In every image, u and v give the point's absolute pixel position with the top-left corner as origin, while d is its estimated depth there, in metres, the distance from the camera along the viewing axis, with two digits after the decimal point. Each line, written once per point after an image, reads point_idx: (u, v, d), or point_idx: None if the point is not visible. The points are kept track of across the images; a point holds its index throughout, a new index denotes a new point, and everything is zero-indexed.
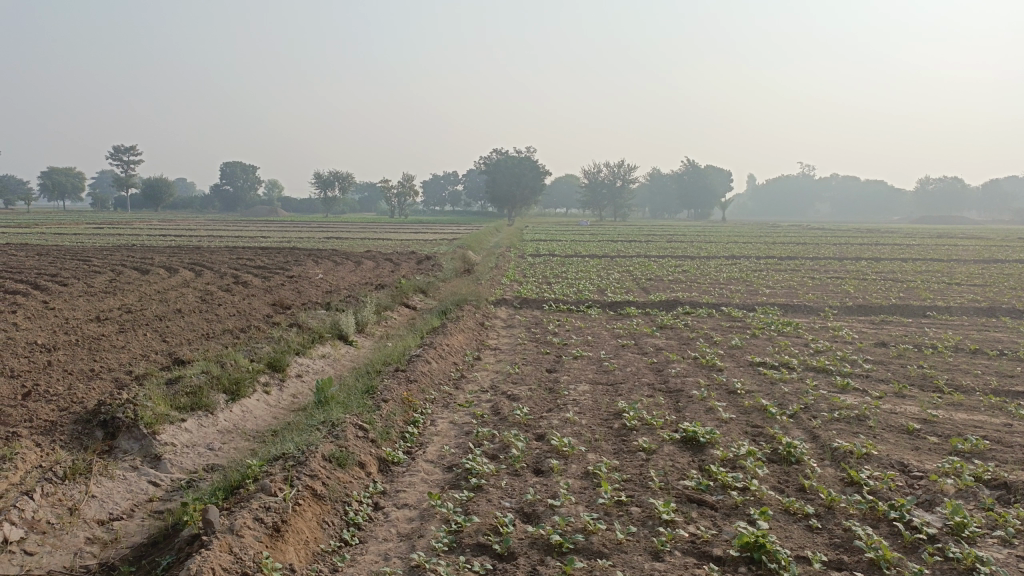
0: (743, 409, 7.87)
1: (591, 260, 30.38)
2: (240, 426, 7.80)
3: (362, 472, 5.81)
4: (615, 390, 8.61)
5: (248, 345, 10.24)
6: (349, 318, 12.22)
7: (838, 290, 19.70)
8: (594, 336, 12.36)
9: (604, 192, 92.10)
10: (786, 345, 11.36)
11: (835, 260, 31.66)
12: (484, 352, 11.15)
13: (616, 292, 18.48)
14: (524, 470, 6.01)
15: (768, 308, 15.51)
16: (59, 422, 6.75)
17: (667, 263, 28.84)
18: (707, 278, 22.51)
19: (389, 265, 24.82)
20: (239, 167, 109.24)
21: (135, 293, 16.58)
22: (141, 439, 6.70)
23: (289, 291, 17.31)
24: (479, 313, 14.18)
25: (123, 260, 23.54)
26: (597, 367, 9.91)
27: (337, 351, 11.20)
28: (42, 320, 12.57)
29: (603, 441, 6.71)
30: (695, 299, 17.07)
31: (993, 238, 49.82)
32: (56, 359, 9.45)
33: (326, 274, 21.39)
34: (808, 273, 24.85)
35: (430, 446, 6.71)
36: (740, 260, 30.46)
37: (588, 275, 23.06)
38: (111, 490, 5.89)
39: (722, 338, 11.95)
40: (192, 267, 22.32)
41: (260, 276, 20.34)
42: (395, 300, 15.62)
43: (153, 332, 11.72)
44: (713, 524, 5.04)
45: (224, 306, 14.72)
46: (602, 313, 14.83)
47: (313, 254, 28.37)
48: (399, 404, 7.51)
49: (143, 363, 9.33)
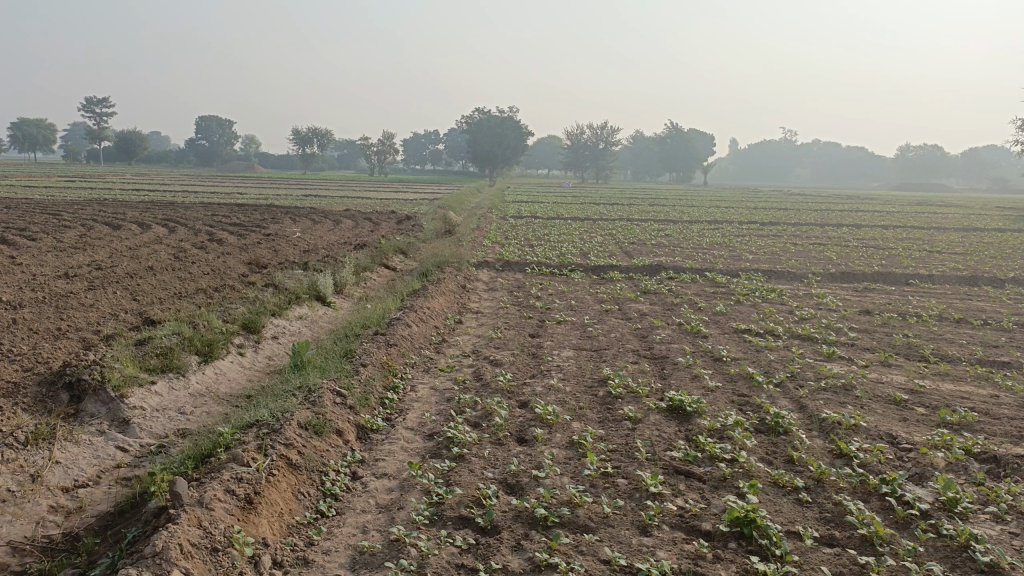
0: (728, 377, 7.75)
1: (574, 223, 30.08)
2: (213, 389, 7.54)
3: (340, 441, 5.60)
4: (600, 357, 8.45)
5: (222, 306, 9.92)
6: (328, 279, 11.92)
7: (821, 257, 19.65)
8: (577, 300, 12.18)
9: (586, 154, 91.42)
10: (771, 312, 11.25)
11: (816, 226, 31.63)
12: (466, 315, 10.92)
13: (599, 256, 18.28)
14: (507, 439, 5.84)
15: (752, 274, 15.40)
16: (22, 384, 6.45)
17: (649, 227, 28.68)
18: (690, 243, 22.36)
19: (369, 225, 24.40)
20: (215, 121, 106.89)
21: (105, 249, 16.10)
22: (109, 403, 6.45)
23: (266, 250, 16.92)
24: (461, 275, 13.93)
25: (95, 214, 22.89)
26: (581, 332, 9.73)
27: (314, 313, 10.92)
28: (7, 276, 12.12)
29: (588, 410, 6.55)
30: (679, 264, 16.93)
31: (970, 207, 50.22)
32: (21, 317, 9.08)
33: (304, 233, 20.95)
34: (790, 239, 24.79)
35: (410, 413, 6.52)
36: (723, 225, 30.34)
37: (570, 238, 22.82)
38: (76, 456, 5.63)
39: (707, 304, 11.82)
40: (166, 223, 21.76)
41: (236, 234, 19.87)
42: (374, 261, 15.30)
43: (123, 290, 11.34)
44: (702, 497, 4.90)
45: (198, 264, 14.33)
46: (585, 277, 14.64)
47: (290, 212, 27.81)
48: (378, 369, 7.28)
49: (113, 322, 9.00)
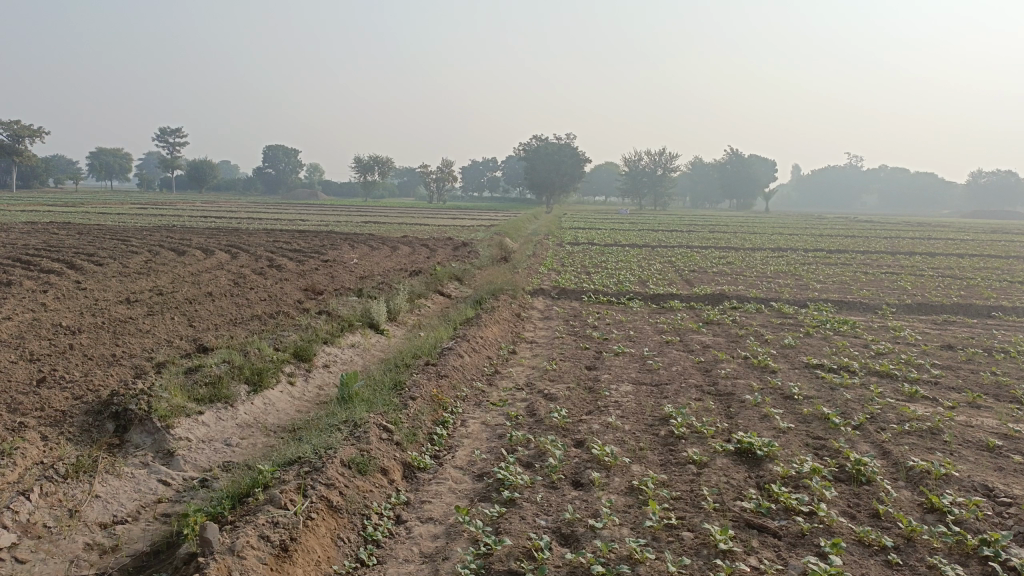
0: (801, 418, 7.20)
1: (632, 250, 29.55)
2: (261, 420, 7.37)
3: (384, 480, 5.31)
4: (661, 393, 7.99)
5: (274, 333, 9.82)
6: (381, 306, 11.76)
7: (894, 287, 18.70)
8: (636, 330, 11.71)
9: (643, 180, 90.62)
10: (843, 346, 10.59)
11: (887, 254, 30.31)
12: (520, 345, 10.59)
13: (659, 285, 17.75)
14: (561, 482, 5.45)
15: (821, 305, 14.67)
16: (69, 413, 6.38)
17: (710, 255, 27.95)
18: (753, 271, 21.62)
19: (425, 251, 24.39)
20: (280, 150, 110.04)
21: (168, 274, 16.36)
22: (154, 434, 6.32)
23: (322, 276, 16.96)
24: (515, 303, 13.63)
25: (161, 241, 23.50)
26: (641, 365, 9.28)
27: (367, 341, 10.75)
28: (70, 301, 12.33)
29: (649, 451, 6.11)
30: (742, 293, 16.29)
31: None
32: (78, 343, 9.13)
33: (361, 259, 21.02)
34: (859, 268, 23.76)
35: (459, 451, 6.18)
36: (787, 253, 29.32)
37: (628, 266, 22.34)
38: (117, 490, 5.47)
39: (774, 337, 11.21)
40: (228, 249, 22.12)
41: (294, 260, 20.06)
42: (429, 288, 15.13)
43: (180, 316, 11.40)
44: (777, 558, 4.42)
45: (255, 290, 14.40)
46: (644, 306, 14.16)
47: (349, 238, 28.07)
48: (428, 402, 6.99)
49: (166, 348, 8.98)
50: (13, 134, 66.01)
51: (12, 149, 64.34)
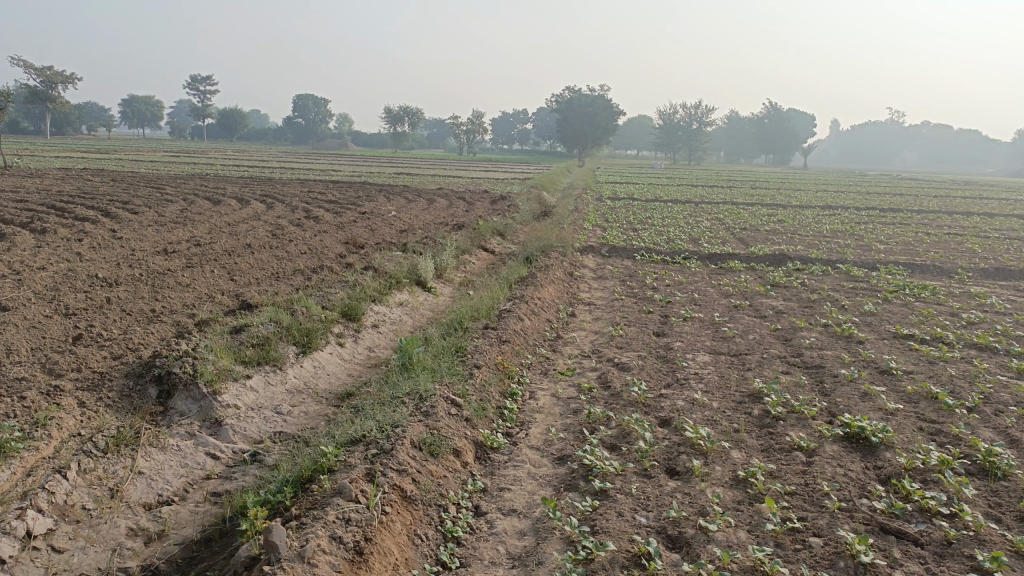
0: (906, 399, 6.50)
1: (674, 206, 28.53)
2: (311, 384, 6.83)
3: (458, 463, 4.71)
4: (743, 365, 7.30)
5: (320, 290, 9.25)
6: (429, 262, 11.13)
7: (963, 249, 17.65)
8: (700, 293, 10.95)
9: (679, 134, 88.21)
10: (930, 316, 9.77)
11: (943, 214, 28.94)
12: (579, 307, 9.93)
13: (712, 243, 16.92)
14: (655, 470, 4.81)
15: (892, 268, 13.76)
16: (109, 376, 5.88)
17: (758, 212, 26.88)
18: (808, 230, 20.61)
19: (463, 205, 23.67)
20: (311, 99, 108.93)
21: (204, 224, 15.85)
22: (200, 401, 5.82)
23: (362, 229, 16.37)
24: (567, 261, 12.91)
25: (197, 189, 23.05)
26: (714, 332, 8.58)
27: (415, 299, 10.17)
28: (107, 250, 11.88)
29: (747, 434, 5.47)
30: (804, 254, 15.39)
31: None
32: (116, 297, 8.64)
33: (399, 212, 20.40)
34: (919, 228, 22.62)
35: (533, 428, 5.58)
36: (838, 211, 28.13)
37: (675, 223, 21.45)
38: (162, 465, 4.97)
39: (851, 303, 10.43)
40: (264, 199, 21.61)
41: (332, 211, 19.49)
42: (474, 243, 14.48)
43: (220, 268, 10.88)
44: (927, 572, 3.77)
45: (295, 243, 13.84)
46: (702, 267, 13.38)
47: (385, 190, 27.45)
48: (494, 372, 6.37)
49: (208, 304, 8.46)
50: (46, 80, 65.89)
51: (47, 96, 64.34)
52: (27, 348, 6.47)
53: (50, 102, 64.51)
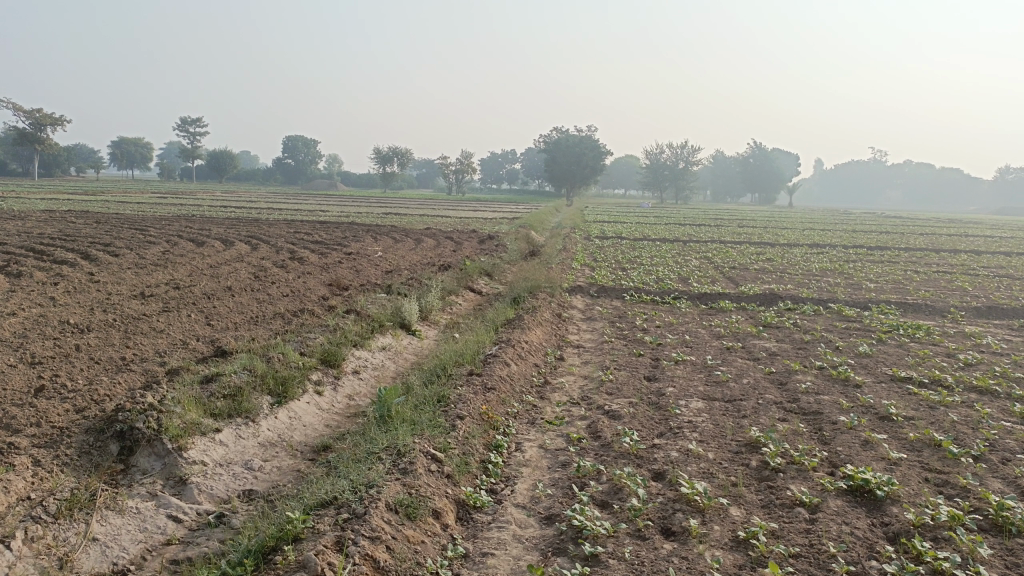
0: (909, 447, 6.22)
1: (662, 244, 28.46)
2: (286, 436, 6.49)
3: (437, 526, 4.38)
4: (738, 411, 7.02)
5: (299, 335, 8.93)
6: (413, 305, 10.84)
7: (953, 287, 17.53)
8: (691, 335, 10.70)
9: (665, 173, 88.91)
10: (927, 357, 9.55)
11: (930, 252, 28.99)
12: (567, 350, 9.64)
13: (701, 283, 16.73)
14: (649, 531, 4.49)
15: (884, 307, 13.58)
16: (67, 431, 5.54)
17: (747, 251, 26.82)
18: (797, 269, 20.50)
19: (451, 245, 23.48)
20: (300, 140, 109.38)
21: (185, 267, 15.53)
22: (164, 458, 5.48)
23: (347, 270, 16.10)
24: (555, 302, 12.66)
25: (180, 230, 22.76)
26: (707, 376, 8.31)
27: (399, 343, 9.86)
28: (81, 294, 11.54)
29: (745, 488, 5.17)
30: (794, 293, 15.22)
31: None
32: (85, 343, 8.29)
33: (385, 252, 20.18)
34: (907, 266, 22.55)
35: (519, 483, 5.25)
36: (826, 250, 28.12)
37: (664, 262, 21.29)
38: (117, 530, 4.61)
39: (846, 345, 10.19)
40: (248, 240, 21.33)
41: (317, 252, 19.22)
42: (460, 284, 14.22)
43: (198, 313, 10.55)
44: None
45: (278, 285, 13.53)
46: (693, 307, 13.15)
47: (371, 230, 27.28)
48: (478, 422, 6.06)
49: (181, 351, 8.12)
50: (34, 122, 65.83)
51: (34, 137, 64.18)
52: None
53: (36, 143, 64.31)
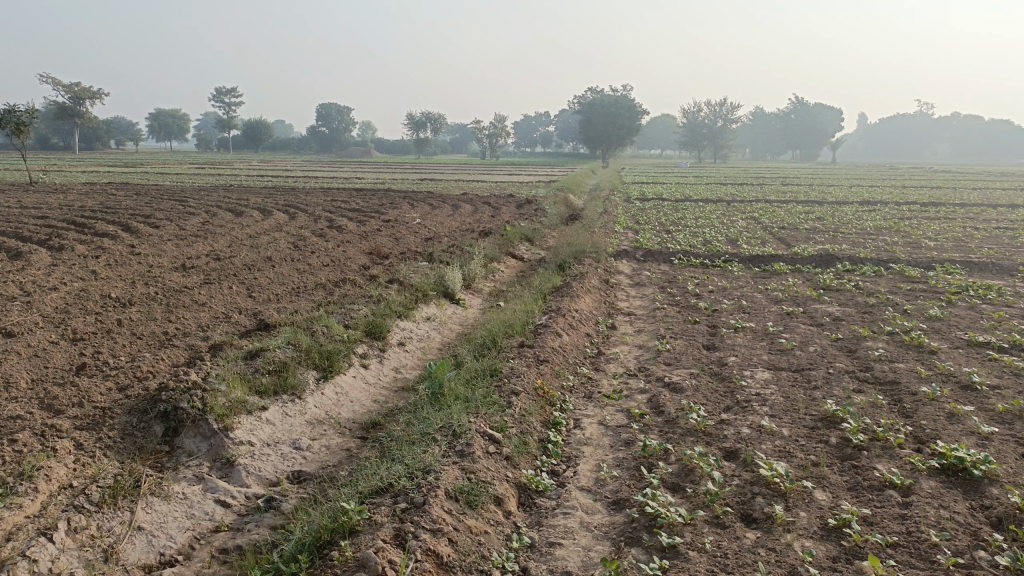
0: (1000, 418, 5.73)
1: (705, 206, 27.69)
2: (333, 413, 6.25)
3: (500, 515, 4.08)
4: (808, 383, 6.59)
5: (342, 306, 8.68)
6: (457, 273, 10.52)
7: (1019, 243, 16.63)
8: (747, 300, 10.21)
9: (703, 131, 86.84)
10: (1003, 319, 8.93)
11: (988, 207, 27.71)
12: (619, 318, 9.24)
13: (751, 244, 16.12)
14: (729, 518, 4.14)
15: (949, 267, 12.87)
16: (110, 412, 5.36)
17: (794, 209, 25.94)
18: (849, 228, 19.69)
19: (489, 210, 23.08)
20: (334, 107, 109.20)
21: (225, 237, 15.41)
22: (210, 438, 5.29)
23: (386, 238, 15.84)
24: (601, 267, 12.23)
25: (219, 201, 22.75)
26: (769, 344, 7.86)
27: (443, 313, 9.57)
28: (123, 267, 11.45)
29: (827, 469, 4.78)
30: (850, 254, 14.55)
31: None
32: (127, 318, 8.14)
33: (424, 219, 19.88)
34: (966, 222, 21.53)
35: (582, 464, 4.93)
36: (877, 207, 27.07)
37: (710, 223, 20.64)
38: (164, 518, 4.41)
39: (913, 308, 9.61)
40: (286, 209, 21.18)
41: (355, 220, 19.00)
42: (502, 250, 13.86)
43: (239, 284, 10.38)
44: None
45: (318, 254, 13.32)
46: (745, 270, 12.61)
47: (409, 197, 26.97)
48: (534, 398, 5.73)
49: (223, 326, 7.92)
50: (74, 96, 66.49)
51: (74, 112, 64.88)
52: (26, 379, 5.97)
53: (77, 118, 64.98)
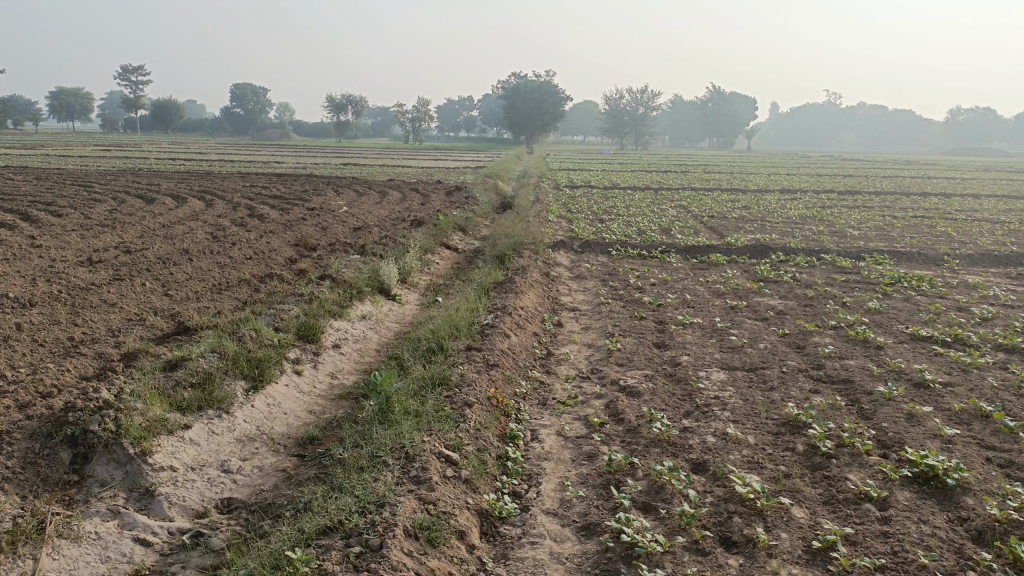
0: (958, 419, 5.74)
1: (633, 193, 27.75)
2: (266, 428, 5.70)
3: (463, 551, 3.69)
4: (764, 383, 6.42)
5: (270, 305, 8.04)
6: (392, 267, 9.99)
7: (936, 231, 17.19)
8: (690, 293, 10.07)
9: (625, 118, 87.67)
10: (940, 312, 9.04)
11: (900, 196, 28.73)
12: (564, 315, 8.94)
13: (685, 234, 16.10)
14: (708, 543, 3.87)
15: (878, 257, 13.12)
16: (9, 437, 4.69)
17: (720, 197, 26.27)
18: (775, 217, 19.99)
19: (418, 197, 22.46)
20: (249, 87, 105.13)
21: (136, 227, 14.34)
22: (126, 465, 4.69)
23: (312, 228, 15.08)
24: (541, 259, 11.91)
25: (128, 186, 21.33)
26: (720, 342, 7.69)
27: (380, 310, 9.05)
28: (21, 262, 10.40)
29: (800, 481, 4.59)
30: (783, 244, 14.69)
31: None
32: (27, 322, 7.31)
33: (351, 207, 19.13)
34: (883, 211, 22.19)
35: (545, 483, 4.58)
36: (799, 195, 27.74)
37: (641, 211, 20.60)
38: (74, 566, 3.84)
39: (853, 300, 9.66)
40: (202, 195, 19.97)
41: (277, 208, 18.08)
42: (436, 242, 13.36)
43: (154, 281, 9.56)
44: None
45: (239, 246, 12.51)
46: (683, 261, 12.52)
47: (333, 182, 25.99)
48: (488, 409, 5.34)
49: (138, 330, 7.20)
50: None
51: None
52: None
53: None
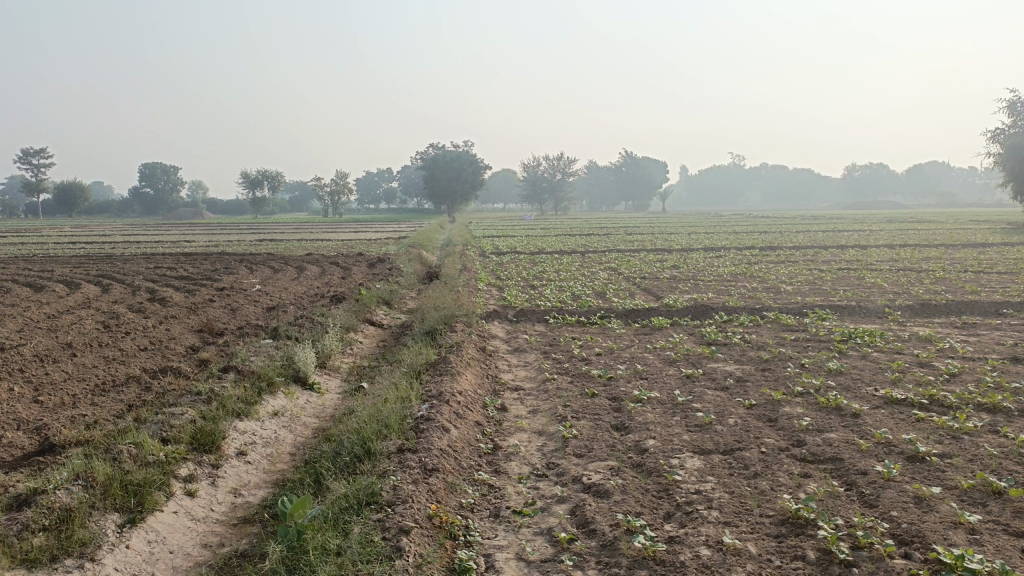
0: (970, 499, 4.95)
1: (561, 257, 27.24)
2: (146, 574, 4.47)
3: None
4: (747, 469, 5.56)
5: (162, 408, 6.77)
6: (308, 351, 8.82)
7: (867, 283, 17.10)
8: (641, 362, 9.27)
9: (544, 185, 88.70)
10: (905, 370, 8.47)
11: (818, 249, 29.17)
12: (507, 397, 7.95)
13: (620, 297, 15.46)
14: None
15: (821, 312, 12.70)
16: None
17: (648, 258, 26.02)
18: (707, 275, 19.68)
19: (338, 271, 21.30)
20: (158, 166, 101.97)
21: (15, 320, 12.67)
22: None
23: (220, 310, 13.71)
24: (474, 333, 10.94)
25: (15, 274, 19.43)
26: (687, 420, 6.82)
27: (295, 403, 7.86)
28: None
29: None
30: (722, 303, 14.19)
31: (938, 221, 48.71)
32: None
33: (265, 285, 17.80)
34: (809, 265, 22.24)
35: None
36: (724, 252, 27.81)
37: (572, 276, 19.99)
38: None
39: (812, 362, 9.02)
40: (98, 280, 18.24)
41: (183, 290, 16.59)
42: (358, 318, 12.24)
43: (24, 384, 8.11)
44: None
45: (132, 336, 11.05)
46: (625, 327, 11.76)
47: (246, 260, 24.57)
48: (430, 535, 4.28)
49: None
50: None
51: None
52: None
53: None
